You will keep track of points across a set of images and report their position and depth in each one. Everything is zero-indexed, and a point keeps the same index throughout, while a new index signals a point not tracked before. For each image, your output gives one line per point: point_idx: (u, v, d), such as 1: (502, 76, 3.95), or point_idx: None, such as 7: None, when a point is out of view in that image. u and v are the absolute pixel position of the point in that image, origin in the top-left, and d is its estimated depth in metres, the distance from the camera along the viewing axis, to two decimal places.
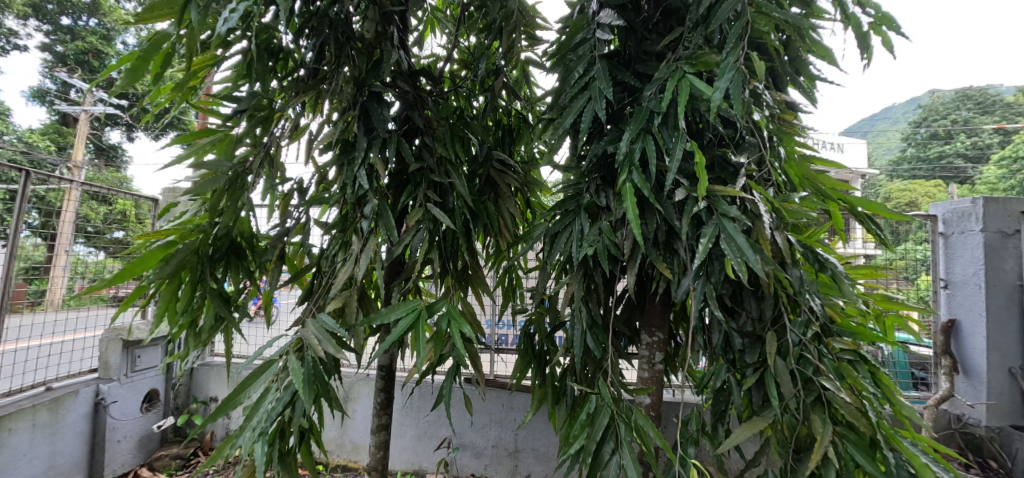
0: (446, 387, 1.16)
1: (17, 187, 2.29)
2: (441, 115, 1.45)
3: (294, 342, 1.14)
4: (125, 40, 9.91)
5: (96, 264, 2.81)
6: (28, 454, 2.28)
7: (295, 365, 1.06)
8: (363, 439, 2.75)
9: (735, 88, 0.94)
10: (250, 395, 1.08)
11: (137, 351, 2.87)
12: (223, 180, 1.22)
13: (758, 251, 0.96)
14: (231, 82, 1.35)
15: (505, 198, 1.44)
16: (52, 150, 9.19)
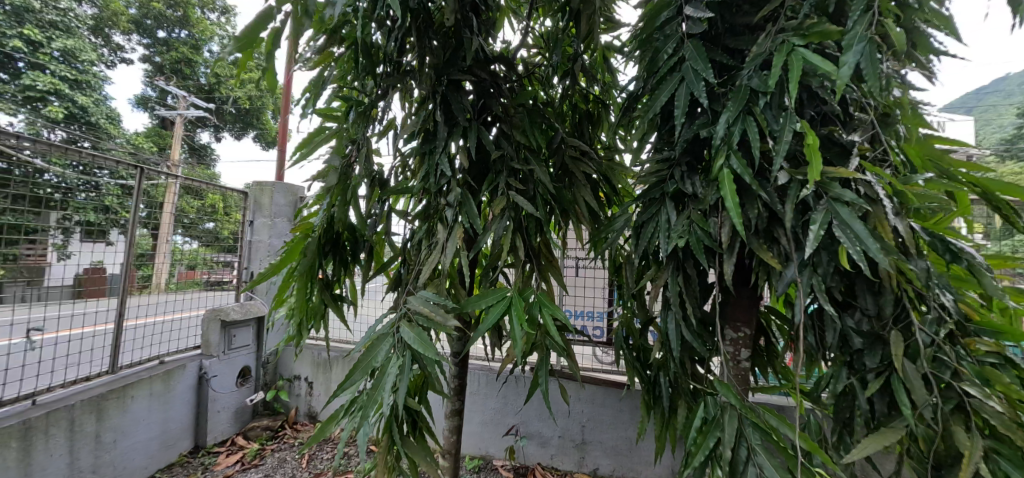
0: (541, 377, 1.17)
1: (133, 184, 2.57)
2: (518, 102, 1.45)
3: (401, 316, 1.21)
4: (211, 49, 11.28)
5: (191, 252, 3.11)
6: (146, 419, 2.57)
7: (412, 333, 1.14)
8: (438, 425, 2.85)
9: (866, 61, 0.88)
10: (378, 358, 1.15)
11: (233, 331, 3.13)
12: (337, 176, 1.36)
13: (878, 239, 0.89)
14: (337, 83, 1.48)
15: (581, 186, 1.43)
16: (154, 151, 10.23)
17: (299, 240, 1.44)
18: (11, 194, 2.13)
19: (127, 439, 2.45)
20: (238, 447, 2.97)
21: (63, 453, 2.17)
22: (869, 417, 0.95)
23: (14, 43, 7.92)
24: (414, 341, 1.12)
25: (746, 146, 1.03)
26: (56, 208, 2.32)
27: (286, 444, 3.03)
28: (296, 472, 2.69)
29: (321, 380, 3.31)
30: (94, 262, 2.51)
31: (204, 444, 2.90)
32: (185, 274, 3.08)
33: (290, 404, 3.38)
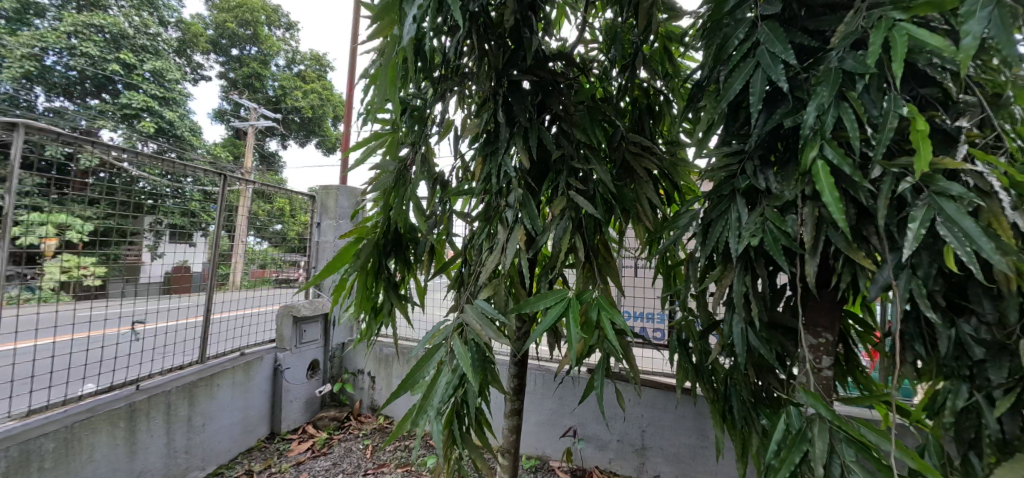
0: (598, 379, 1.15)
1: (217, 190, 2.78)
2: (579, 98, 1.43)
3: (455, 327, 1.24)
4: (277, 64, 12.31)
5: (262, 252, 3.27)
6: (229, 407, 2.77)
7: (462, 348, 1.16)
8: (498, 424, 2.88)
9: (993, 28, 0.80)
10: (424, 375, 1.21)
11: (304, 326, 3.32)
12: (392, 178, 1.42)
13: (993, 238, 0.81)
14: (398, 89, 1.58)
15: (644, 184, 1.39)
16: (230, 160, 11.08)
17: (351, 243, 1.45)
18: (111, 202, 2.36)
19: (214, 423, 2.66)
20: (309, 435, 3.14)
21: (160, 435, 2.37)
22: (999, 440, 0.89)
23: (113, 67, 8.81)
24: (462, 356, 1.14)
25: (842, 135, 0.96)
26: (148, 212, 2.59)
27: (352, 435, 3.15)
28: (363, 462, 2.80)
29: (383, 375, 3.44)
30: (180, 261, 2.82)
31: (279, 432, 3.09)
32: (256, 272, 3.27)
33: (355, 396, 3.54)
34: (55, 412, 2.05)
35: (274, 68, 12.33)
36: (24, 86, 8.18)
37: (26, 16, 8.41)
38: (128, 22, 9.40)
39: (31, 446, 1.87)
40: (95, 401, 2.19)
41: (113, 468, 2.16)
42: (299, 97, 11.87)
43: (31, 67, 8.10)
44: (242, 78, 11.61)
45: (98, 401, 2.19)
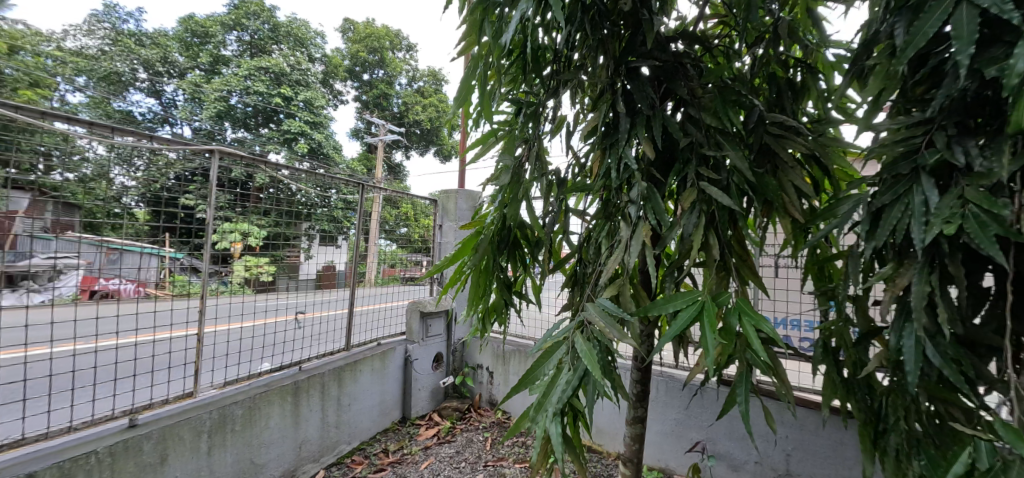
0: (740, 395, 1.05)
1: (356, 199, 3.10)
2: (707, 80, 1.33)
3: (576, 325, 1.22)
4: (401, 83, 13.59)
5: (390, 252, 3.56)
6: (369, 390, 3.06)
7: (584, 346, 1.13)
8: (617, 430, 2.79)
9: None
10: (543, 373, 1.20)
11: (429, 321, 3.54)
12: (507, 175, 1.45)
13: None
14: (509, 89, 1.63)
15: (789, 169, 1.26)
16: (365, 172, 12.44)
17: (470, 237, 1.53)
18: (278, 211, 2.76)
19: (357, 405, 2.96)
20: (435, 422, 3.34)
21: (317, 410, 2.69)
22: None
23: (275, 100, 10.53)
24: (584, 355, 1.11)
25: None
26: (306, 219, 2.97)
27: (472, 426, 3.29)
28: (483, 454, 2.90)
29: (501, 371, 3.54)
30: (328, 262, 3.16)
31: (409, 417, 3.34)
32: (387, 271, 3.56)
33: (475, 390, 3.68)
34: (243, 384, 2.42)
35: (398, 88, 13.56)
36: (216, 123, 10.26)
37: (217, 67, 10.79)
38: (286, 62, 11.23)
39: (226, 411, 2.23)
40: (271, 377, 2.53)
41: (284, 436, 2.49)
42: (420, 111, 13.07)
43: (221, 107, 10.20)
44: (373, 98, 12.95)
45: (273, 377, 2.55)
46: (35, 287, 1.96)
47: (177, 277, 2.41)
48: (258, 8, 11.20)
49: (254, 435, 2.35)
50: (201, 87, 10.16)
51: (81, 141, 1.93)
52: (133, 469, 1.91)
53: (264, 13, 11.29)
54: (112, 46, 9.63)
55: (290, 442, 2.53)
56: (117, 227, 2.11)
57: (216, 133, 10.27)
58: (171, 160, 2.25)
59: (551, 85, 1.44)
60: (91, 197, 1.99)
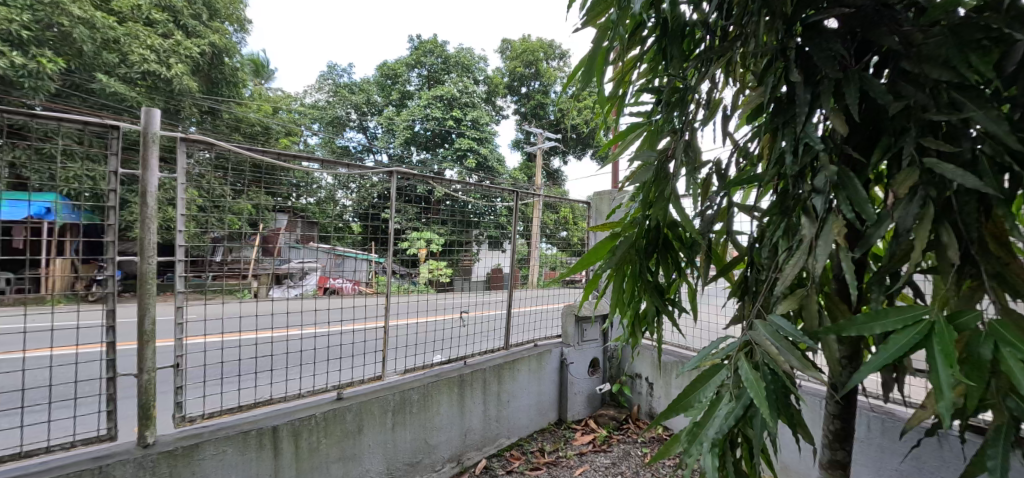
0: (997, 452, 0.80)
1: (513, 204, 3.21)
2: (930, 20, 1.02)
3: (741, 344, 1.05)
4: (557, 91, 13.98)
5: (551, 256, 3.61)
6: (526, 390, 3.11)
7: (751, 373, 0.95)
8: (808, 470, 2.37)
9: None
10: (698, 401, 1.03)
11: (585, 326, 3.47)
12: (650, 172, 1.33)
13: None
14: (651, 76, 1.51)
15: None
16: (526, 180, 13.12)
17: (608, 238, 1.43)
18: (453, 221, 3.01)
19: (515, 403, 3.03)
20: (590, 429, 3.27)
21: (480, 403, 2.81)
22: None
23: (449, 122, 11.83)
24: (750, 384, 0.93)
25: None
26: (474, 226, 3.15)
27: (630, 439, 3.13)
28: (641, 470, 2.73)
29: (662, 382, 3.30)
30: (495, 265, 3.32)
31: (565, 420, 3.33)
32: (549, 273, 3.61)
33: (633, 400, 3.50)
34: (421, 373, 2.67)
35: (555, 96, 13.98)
36: (404, 148, 12.03)
37: (403, 101, 12.68)
38: (455, 85, 12.42)
39: (406, 395, 2.45)
40: (441, 369, 2.75)
41: (451, 425, 2.66)
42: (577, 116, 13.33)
43: (407, 135, 11.95)
44: (532, 109, 13.64)
45: (442, 369, 2.76)
46: (292, 283, 2.50)
47: (381, 277, 2.64)
48: (433, 45, 12.65)
49: (428, 418, 2.55)
50: (393, 119, 12.07)
51: (317, 174, 2.43)
52: (338, 434, 2.20)
53: (437, 48, 12.68)
54: (335, 99, 12.56)
55: (456, 429, 2.69)
56: (340, 237, 2.52)
57: (405, 156, 12.11)
58: (376, 182, 2.63)
59: (700, 63, 1.29)
60: (326, 214, 2.50)
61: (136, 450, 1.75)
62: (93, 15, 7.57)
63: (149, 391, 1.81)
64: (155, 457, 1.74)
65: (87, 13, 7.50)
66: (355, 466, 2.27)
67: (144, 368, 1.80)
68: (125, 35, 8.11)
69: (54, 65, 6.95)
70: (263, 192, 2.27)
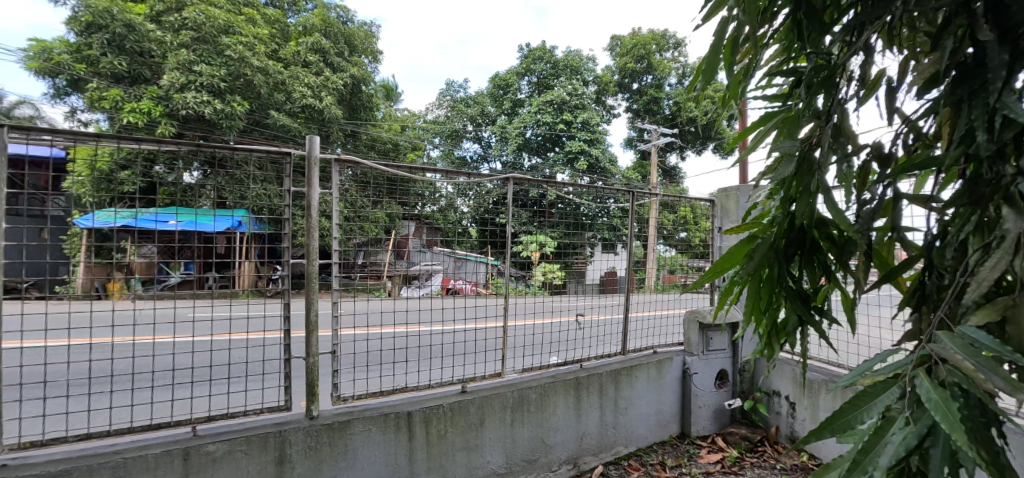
0: None
1: (628, 205, 3.08)
2: None
3: (919, 359, 0.87)
4: (671, 84, 13.56)
5: (670, 258, 3.36)
6: (645, 398, 2.96)
7: (935, 396, 0.79)
8: None
9: None
10: (862, 422, 0.86)
11: (710, 334, 3.19)
12: (793, 165, 1.17)
13: None
14: (786, 55, 1.33)
15: None
16: (640, 179, 12.83)
17: (743, 241, 1.28)
18: (564, 224, 2.99)
19: (633, 410, 2.90)
20: (719, 448, 3.02)
21: (596, 407, 2.73)
22: None
23: (559, 126, 11.88)
24: (936, 411, 0.77)
25: None
26: (587, 228, 3.08)
27: (766, 464, 2.83)
28: None
29: (805, 403, 2.92)
30: (609, 268, 3.21)
31: (689, 435, 3.10)
32: (667, 277, 3.39)
33: (770, 421, 3.15)
34: (538, 373, 2.68)
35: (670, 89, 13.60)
36: (516, 154, 12.36)
37: (515, 108, 13.03)
38: (564, 89, 12.36)
39: (524, 393, 2.46)
40: (557, 370, 2.73)
41: (568, 428, 2.62)
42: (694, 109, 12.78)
43: (519, 141, 12.18)
44: (644, 105, 13.35)
45: (558, 370, 2.73)
46: (419, 284, 2.79)
47: (498, 280, 2.71)
48: (542, 52, 12.76)
49: (544, 419, 2.53)
50: (506, 128, 12.49)
51: (439, 184, 2.59)
52: (462, 425, 2.30)
53: (546, 55, 12.77)
54: (452, 113, 13.29)
55: (572, 432, 2.64)
56: (460, 242, 2.62)
57: (517, 163, 12.47)
58: (490, 188, 2.71)
59: (848, 32, 1.11)
60: (446, 221, 2.65)
61: (304, 420, 2.00)
62: (268, 63, 9.10)
63: (315, 371, 2.05)
64: (318, 429, 1.98)
65: (263, 64, 9.08)
66: (477, 457, 2.34)
67: (311, 352, 2.05)
68: (289, 77, 9.59)
69: (240, 106, 8.73)
70: (394, 202, 2.49)
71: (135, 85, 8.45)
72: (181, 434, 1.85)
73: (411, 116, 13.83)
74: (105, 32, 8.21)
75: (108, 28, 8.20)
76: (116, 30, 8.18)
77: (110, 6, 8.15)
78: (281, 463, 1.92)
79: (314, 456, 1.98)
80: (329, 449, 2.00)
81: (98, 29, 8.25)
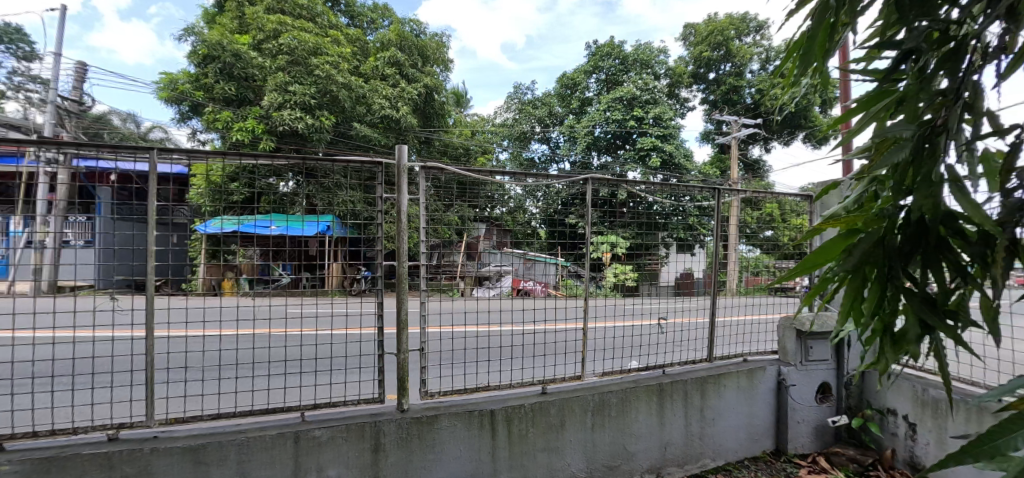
0: None
1: (712, 203, 2.91)
2: None
3: None
4: (750, 72, 12.95)
5: (754, 259, 3.17)
6: (735, 409, 2.76)
7: None
8: None
9: None
10: (1016, 448, 0.74)
11: (811, 343, 2.93)
12: (907, 149, 1.04)
13: None
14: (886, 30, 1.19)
15: None
16: (719, 175, 12.30)
17: (843, 234, 1.11)
18: (637, 223, 2.88)
19: (722, 421, 2.72)
20: (821, 468, 2.75)
21: (682, 416, 2.59)
22: None
23: (630, 123, 11.57)
24: None
25: None
26: (661, 228, 2.95)
27: None
28: None
29: (929, 424, 2.60)
30: (685, 270, 3.06)
31: (786, 452, 2.85)
32: (751, 279, 3.14)
33: (884, 443, 2.82)
34: (618, 378, 2.60)
35: (750, 77, 12.99)
36: (585, 153, 12.25)
37: (583, 107, 12.82)
38: (632, 85, 11.95)
39: (605, 397, 2.39)
40: (638, 376, 2.63)
41: (650, 436, 2.51)
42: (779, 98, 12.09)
43: (588, 140, 12.10)
44: (723, 95, 13.18)
45: (640, 376, 2.63)
46: (490, 284, 2.83)
47: (568, 281, 2.71)
48: (610, 48, 12.44)
49: (626, 425, 2.45)
50: (575, 128, 12.41)
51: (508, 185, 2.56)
52: (544, 426, 2.28)
53: (615, 50, 12.42)
54: (521, 115, 13.38)
55: (656, 440, 2.53)
56: (530, 243, 2.69)
57: (587, 163, 12.36)
58: (560, 189, 2.68)
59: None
60: (516, 221, 2.67)
61: (396, 413, 2.10)
62: (350, 80, 9.72)
63: (405, 367, 2.13)
64: (409, 421, 2.07)
65: (347, 80, 9.67)
66: (558, 459, 2.31)
67: (402, 348, 2.13)
68: (369, 90, 10.13)
69: (328, 120, 9.41)
70: (466, 205, 2.51)
71: (241, 107, 9.45)
72: (292, 419, 2.03)
73: (481, 120, 14.13)
74: (217, 62, 9.13)
75: (219, 59, 9.13)
76: (226, 59, 9.09)
77: (220, 37, 9.09)
78: (377, 451, 2.02)
79: (404, 447, 2.06)
80: (419, 441, 2.08)
81: (211, 60, 9.17)
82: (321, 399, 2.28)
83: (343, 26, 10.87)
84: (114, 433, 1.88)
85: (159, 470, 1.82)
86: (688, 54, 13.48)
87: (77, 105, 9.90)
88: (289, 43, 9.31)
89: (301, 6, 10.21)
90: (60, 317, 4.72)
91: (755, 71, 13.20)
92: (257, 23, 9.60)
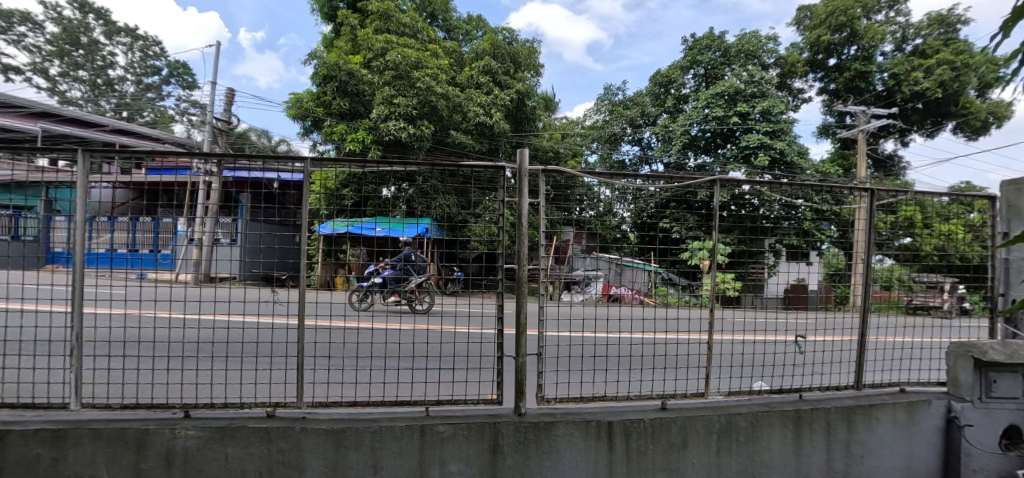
0: None
1: (864, 207, 2.58)
2: None
3: None
4: (880, 52, 11.66)
5: (885, 271, 2.69)
6: (891, 446, 2.40)
7: None
8: None
9: None
10: None
11: (995, 376, 2.44)
12: None
13: None
14: None
15: None
16: (840, 174, 11.11)
17: None
18: (740, 229, 2.61)
19: (874, 459, 2.37)
20: None
21: (823, 448, 2.30)
22: None
23: (732, 119, 10.79)
24: None
25: None
26: (769, 234, 2.67)
27: None
28: None
29: None
30: (797, 280, 2.74)
31: None
32: (880, 295, 2.72)
33: None
34: (747, 399, 2.40)
35: (881, 60, 11.68)
36: (681, 154, 11.57)
37: (679, 106, 12.12)
38: (739, 79, 11.08)
39: (733, 420, 2.20)
40: (771, 399, 2.39)
41: (785, 467, 2.26)
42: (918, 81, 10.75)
43: (684, 140, 11.40)
44: (846, 82, 11.81)
45: (773, 399, 2.40)
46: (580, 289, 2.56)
47: (660, 288, 2.62)
48: (709, 40, 11.68)
49: (756, 452, 2.23)
50: (669, 126, 11.79)
51: (597, 188, 2.52)
52: (665, 444, 2.15)
53: (715, 43, 11.63)
54: (612, 116, 13.04)
55: (791, 473, 2.27)
56: (620, 248, 2.57)
57: (681, 163, 11.64)
58: (653, 192, 2.57)
59: None
60: (605, 226, 2.57)
61: (514, 416, 2.12)
62: (448, 90, 10.12)
63: (523, 371, 2.13)
64: (526, 425, 2.07)
65: (445, 90, 10.08)
66: None
67: (521, 352, 2.14)
68: (464, 99, 10.48)
69: (428, 129, 9.87)
70: (553, 208, 2.44)
71: (354, 120, 10.42)
72: (417, 413, 2.14)
73: (570, 123, 13.99)
74: (335, 81, 10.10)
75: (336, 78, 10.08)
76: (342, 78, 10.03)
77: (336, 58, 10.01)
78: (495, 452, 2.06)
79: (523, 451, 2.07)
80: (536, 446, 2.08)
81: (330, 79, 10.21)
82: (443, 397, 2.37)
83: (440, 39, 11.42)
84: (272, 411, 2.13)
85: (307, 448, 2.01)
86: (802, 40, 12.24)
87: (225, 125, 11.38)
88: (393, 59, 9.85)
89: (405, 24, 10.86)
90: (205, 309, 5.43)
91: (885, 53, 11.66)
92: (367, 44, 10.31)
